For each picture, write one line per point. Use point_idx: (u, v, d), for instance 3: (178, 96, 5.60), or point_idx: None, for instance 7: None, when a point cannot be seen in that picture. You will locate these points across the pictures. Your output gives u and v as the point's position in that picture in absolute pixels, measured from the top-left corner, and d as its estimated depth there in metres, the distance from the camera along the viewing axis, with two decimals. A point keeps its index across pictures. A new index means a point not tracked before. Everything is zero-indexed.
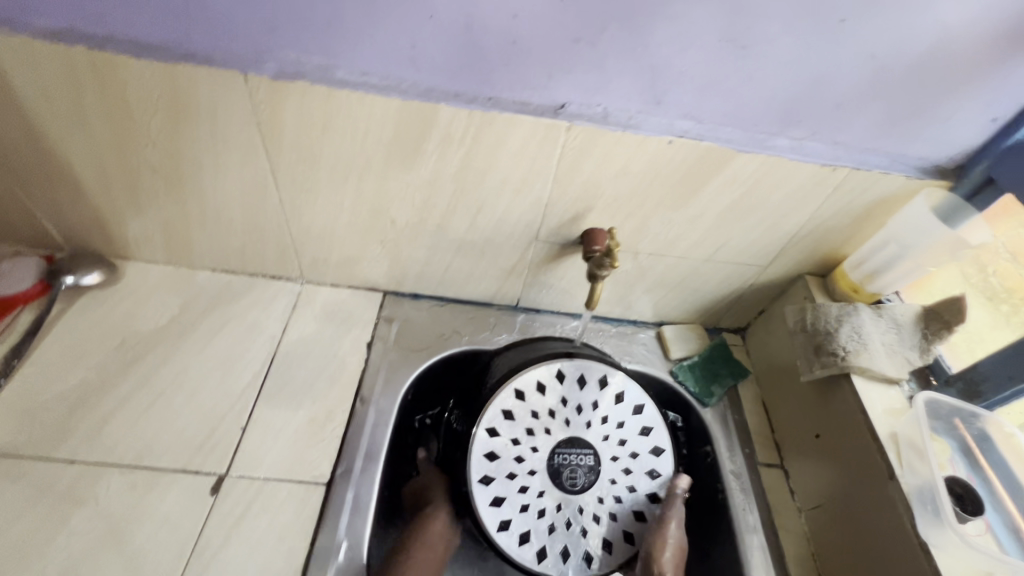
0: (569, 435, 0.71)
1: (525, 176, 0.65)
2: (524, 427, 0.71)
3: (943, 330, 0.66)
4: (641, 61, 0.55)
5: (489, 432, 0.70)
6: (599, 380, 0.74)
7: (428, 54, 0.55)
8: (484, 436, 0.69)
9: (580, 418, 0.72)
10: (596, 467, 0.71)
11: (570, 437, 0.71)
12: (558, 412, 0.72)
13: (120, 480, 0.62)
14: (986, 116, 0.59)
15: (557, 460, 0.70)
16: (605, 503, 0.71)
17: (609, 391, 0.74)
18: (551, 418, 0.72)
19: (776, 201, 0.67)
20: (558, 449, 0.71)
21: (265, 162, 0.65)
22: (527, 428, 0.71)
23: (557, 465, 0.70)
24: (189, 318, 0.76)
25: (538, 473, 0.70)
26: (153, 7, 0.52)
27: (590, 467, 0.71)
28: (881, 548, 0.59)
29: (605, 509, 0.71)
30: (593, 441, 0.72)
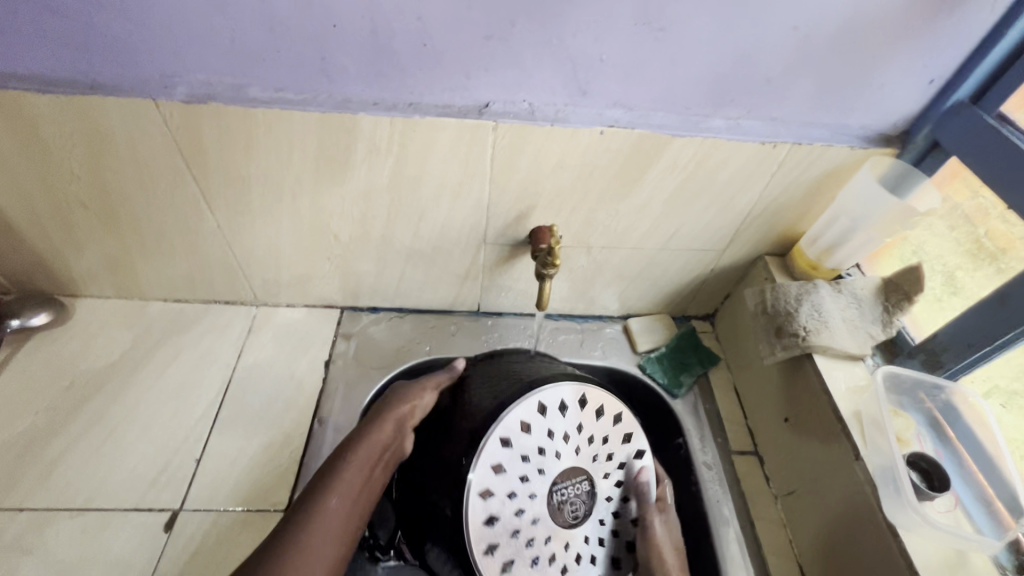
0: (566, 471, 0.58)
1: (460, 180, 0.63)
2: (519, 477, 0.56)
3: (903, 301, 0.64)
4: (559, 53, 0.53)
5: (477, 493, 0.54)
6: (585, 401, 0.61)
7: (339, 64, 0.53)
8: (478, 502, 0.54)
9: (577, 448, 0.60)
10: (592, 498, 0.60)
11: (568, 472, 0.59)
12: (554, 446, 0.58)
13: (72, 524, 0.61)
14: (923, 79, 0.57)
15: (554, 501, 0.57)
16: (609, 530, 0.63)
17: (605, 409, 0.62)
18: (546, 454, 0.58)
19: (721, 184, 0.66)
20: (562, 489, 0.58)
21: (194, 187, 0.63)
22: (523, 478, 0.56)
23: (552, 506, 0.57)
24: (141, 352, 0.75)
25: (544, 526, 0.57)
26: (50, 40, 0.51)
27: (586, 499, 0.60)
28: (862, 546, 0.57)
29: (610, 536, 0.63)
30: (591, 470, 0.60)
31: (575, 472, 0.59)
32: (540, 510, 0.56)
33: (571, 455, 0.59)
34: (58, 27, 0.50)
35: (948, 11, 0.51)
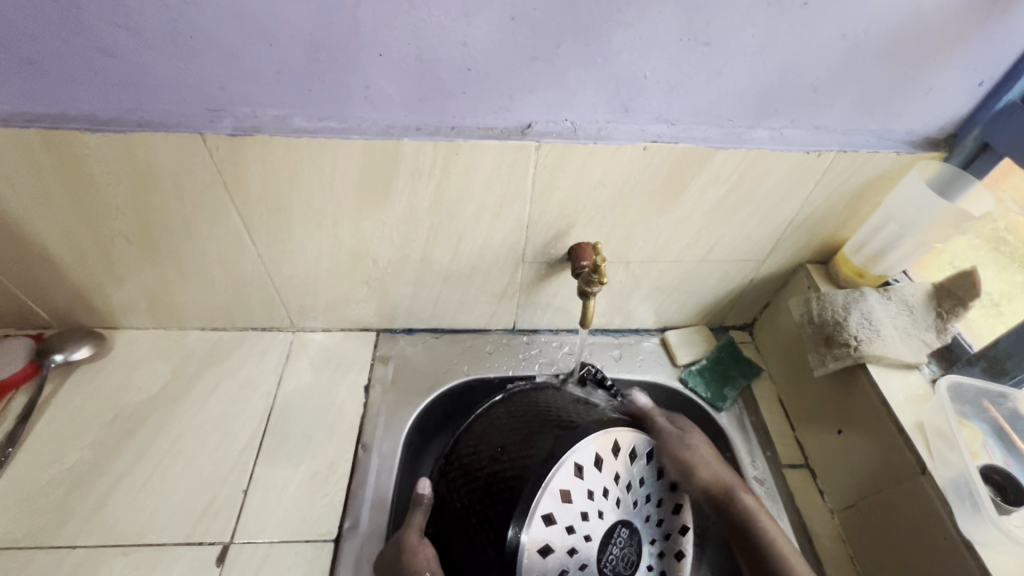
0: (606, 532, 0.53)
1: (501, 201, 0.63)
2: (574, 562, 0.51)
3: (958, 307, 0.63)
4: (603, 71, 0.53)
5: None
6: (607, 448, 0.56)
7: (384, 91, 0.53)
8: None
9: (606, 506, 0.55)
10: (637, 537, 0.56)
11: (611, 534, 0.54)
12: (587, 521, 0.52)
13: (124, 560, 0.60)
14: (972, 81, 0.56)
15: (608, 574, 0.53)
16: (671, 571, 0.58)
17: (603, 456, 0.56)
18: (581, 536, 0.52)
19: (764, 194, 0.65)
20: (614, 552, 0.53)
21: (236, 217, 0.63)
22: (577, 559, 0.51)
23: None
24: (182, 382, 0.75)
25: None
26: (101, 81, 0.51)
27: (632, 543, 0.55)
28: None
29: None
30: (627, 514, 0.56)
31: (619, 529, 0.55)
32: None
33: (604, 517, 0.54)
34: (109, 68, 0.50)
35: (999, 13, 0.51)
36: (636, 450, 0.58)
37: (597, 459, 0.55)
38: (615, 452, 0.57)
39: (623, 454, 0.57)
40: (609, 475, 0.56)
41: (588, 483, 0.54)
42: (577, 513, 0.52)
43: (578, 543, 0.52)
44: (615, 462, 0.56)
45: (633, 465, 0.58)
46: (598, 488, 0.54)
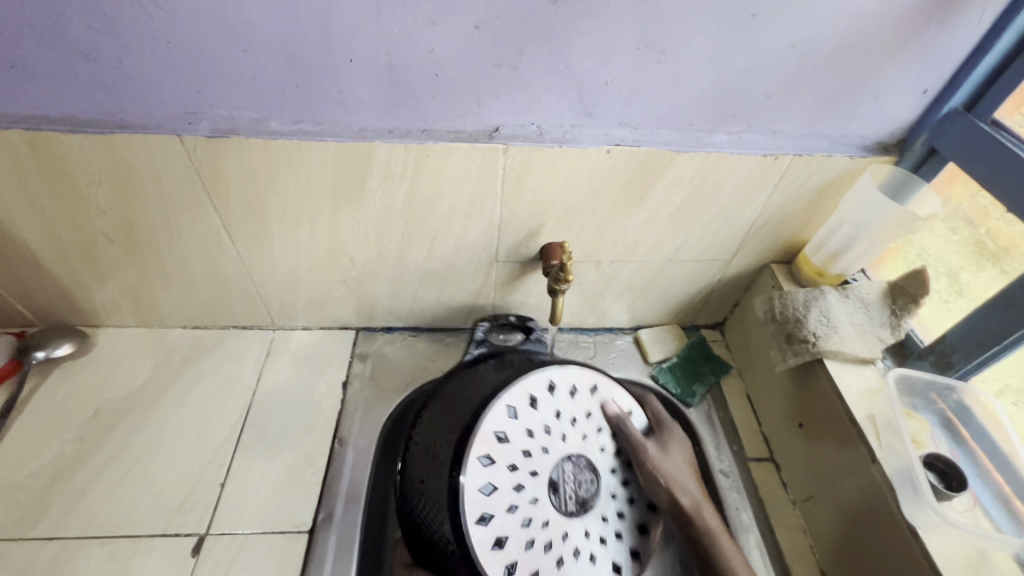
0: (544, 486, 0.61)
1: (473, 201, 0.65)
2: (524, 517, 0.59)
3: (910, 304, 0.66)
4: (566, 77, 0.55)
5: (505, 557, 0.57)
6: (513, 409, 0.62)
7: (356, 95, 0.56)
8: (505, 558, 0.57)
9: (534, 464, 0.61)
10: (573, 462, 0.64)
11: (555, 479, 0.62)
12: (523, 493, 0.60)
13: (101, 551, 0.61)
14: (917, 89, 0.59)
15: (573, 508, 0.63)
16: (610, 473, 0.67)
17: (501, 428, 0.61)
18: (526, 505, 0.60)
19: (726, 196, 0.68)
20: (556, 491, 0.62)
21: (216, 217, 0.65)
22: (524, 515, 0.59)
23: (579, 506, 0.63)
24: (163, 379, 0.77)
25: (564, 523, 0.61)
26: (82, 84, 0.53)
27: (573, 473, 0.64)
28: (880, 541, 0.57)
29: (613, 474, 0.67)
30: (561, 450, 0.64)
31: (561, 466, 0.63)
32: (577, 522, 0.63)
33: (539, 476, 0.61)
34: (88, 71, 0.52)
35: (937, 25, 0.54)
36: (534, 399, 0.64)
37: (499, 436, 0.60)
38: (514, 416, 0.62)
39: (525, 406, 0.63)
40: (521, 435, 0.61)
41: (502, 464, 0.59)
42: (512, 495, 0.59)
43: (529, 513, 0.60)
44: (517, 423, 0.62)
45: (537, 412, 0.64)
46: (516, 457, 0.60)
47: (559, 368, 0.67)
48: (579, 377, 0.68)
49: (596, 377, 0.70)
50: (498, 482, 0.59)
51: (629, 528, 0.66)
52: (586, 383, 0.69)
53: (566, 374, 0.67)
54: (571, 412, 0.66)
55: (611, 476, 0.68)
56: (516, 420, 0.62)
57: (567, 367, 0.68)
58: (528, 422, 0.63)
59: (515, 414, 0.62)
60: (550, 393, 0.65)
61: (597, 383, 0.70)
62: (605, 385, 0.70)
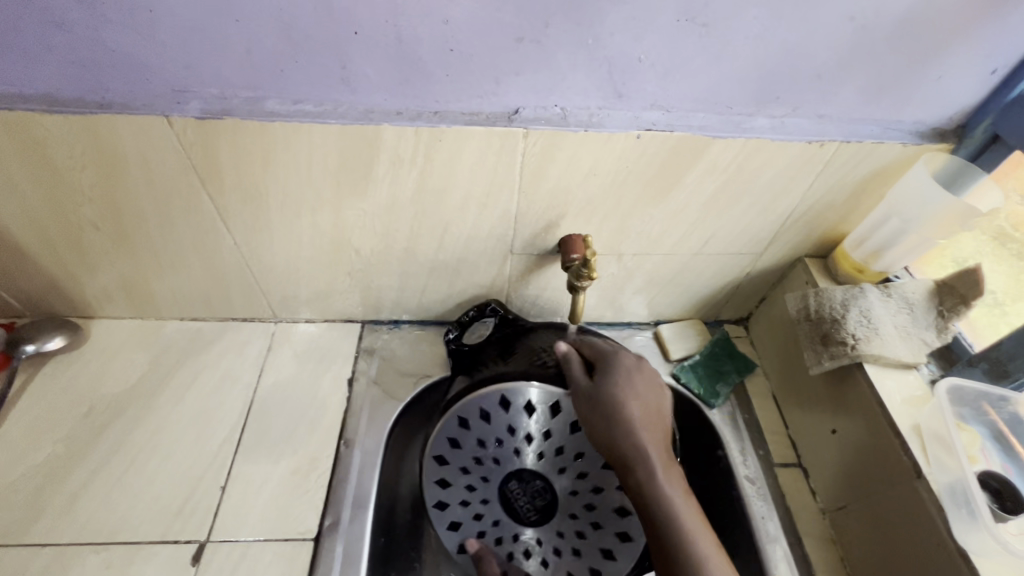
0: (499, 510, 0.63)
1: (488, 191, 0.60)
2: (494, 541, 0.63)
3: (959, 305, 0.61)
4: (595, 54, 0.50)
5: None
6: (439, 454, 0.63)
7: (361, 72, 0.50)
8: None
9: (486, 493, 0.63)
10: (519, 476, 0.62)
11: (505, 497, 0.62)
12: (482, 520, 0.63)
13: (97, 558, 0.59)
14: (985, 69, 0.53)
15: (534, 517, 0.62)
16: (569, 473, 0.61)
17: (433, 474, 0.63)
18: (492, 528, 0.63)
19: (763, 186, 0.62)
20: (513, 515, 0.62)
21: (210, 205, 0.61)
22: (491, 539, 0.63)
23: (539, 511, 0.62)
24: (159, 374, 0.73)
25: (533, 536, 0.62)
26: (57, 59, 0.48)
27: (524, 487, 0.62)
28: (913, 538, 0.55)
29: (574, 474, 0.61)
30: (499, 472, 0.62)
31: (506, 486, 0.62)
32: (546, 527, 0.62)
33: (490, 503, 0.63)
34: (64, 43, 0.47)
35: None
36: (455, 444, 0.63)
37: (438, 480, 0.63)
38: (444, 461, 0.63)
39: (446, 449, 0.63)
40: (456, 473, 0.63)
41: (452, 503, 0.63)
42: (475, 527, 0.63)
43: (498, 534, 0.63)
44: (445, 467, 0.63)
45: (460, 449, 0.62)
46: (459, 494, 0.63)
47: (461, 402, 0.62)
48: (484, 398, 0.61)
49: (503, 388, 0.61)
50: (455, 517, 0.63)
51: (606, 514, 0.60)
52: (496, 401, 0.61)
53: (476, 398, 0.61)
54: (494, 434, 0.62)
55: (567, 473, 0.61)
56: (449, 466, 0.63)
57: (476, 394, 0.61)
58: (457, 459, 0.63)
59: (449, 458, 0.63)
60: (462, 428, 0.62)
61: (507, 393, 0.61)
62: (519, 395, 0.60)
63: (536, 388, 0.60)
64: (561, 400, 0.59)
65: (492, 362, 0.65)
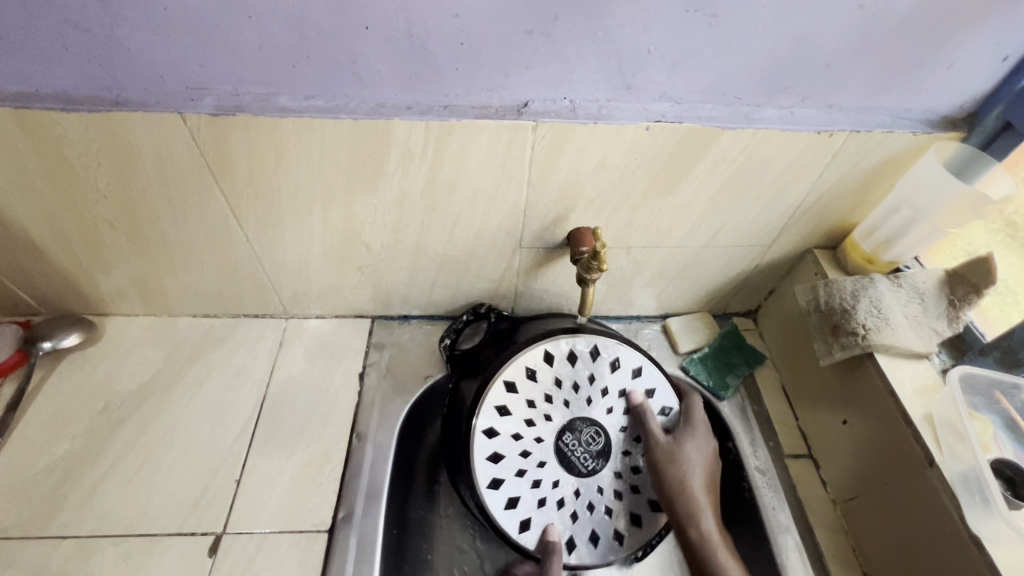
0: (557, 471, 0.64)
1: (497, 184, 0.60)
2: (556, 503, 0.64)
3: (971, 294, 0.61)
4: (604, 46, 0.50)
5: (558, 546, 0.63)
6: (488, 428, 0.63)
7: (372, 68, 0.50)
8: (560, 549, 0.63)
9: (540, 456, 0.64)
10: (574, 431, 0.65)
11: (561, 454, 0.64)
12: (541, 487, 0.64)
13: (116, 550, 0.59)
14: (996, 56, 0.53)
15: (592, 465, 0.65)
16: (614, 412, 0.67)
17: (485, 450, 0.62)
18: (552, 491, 0.64)
19: (772, 177, 0.62)
20: (574, 469, 0.64)
21: (223, 202, 0.61)
22: (553, 501, 0.64)
23: (595, 459, 0.65)
24: (173, 370, 0.74)
25: (594, 484, 0.65)
26: (73, 58, 0.49)
27: (579, 440, 0.65)
28: (926, 527, 0.54)
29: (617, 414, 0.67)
30: (551, 429, 0.65)
31: (560, 441, 0.65)
32: (605, 470, 0.65)
33: (547, 466, 0.64)
34: (79, 42, 0.47)
35: None
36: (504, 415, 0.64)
37: (490, 456, 0.63)
38: (493, 436, 0.63)
39: (496, 419, 0.64)
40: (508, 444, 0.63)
41: (508, 476, 0.63)
42: (535, 495, 0.63)
43: (560, 496, 0.64)
44: (496, 439, 0.63)
45: (510, 416, 0.64)
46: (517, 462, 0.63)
47: (509, 365, 0.65)
48: (530, 357, 0.66)
49: (545, 345, 0.66)
50: (513, 490, 0.63)
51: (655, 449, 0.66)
52: (540, 357, 0.66)
53: (518, 362, 0.65)
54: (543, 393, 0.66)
55: (613, 414, 0.67)
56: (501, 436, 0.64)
57: (515, 359, 0.65)
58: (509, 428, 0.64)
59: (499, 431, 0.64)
60: (511, 394, 0.65)
61: (551, 348, 0.66)
62: (560, 349, 0.67)
63: (571, 342, 0.67)
64: (598, 344, 0.67)
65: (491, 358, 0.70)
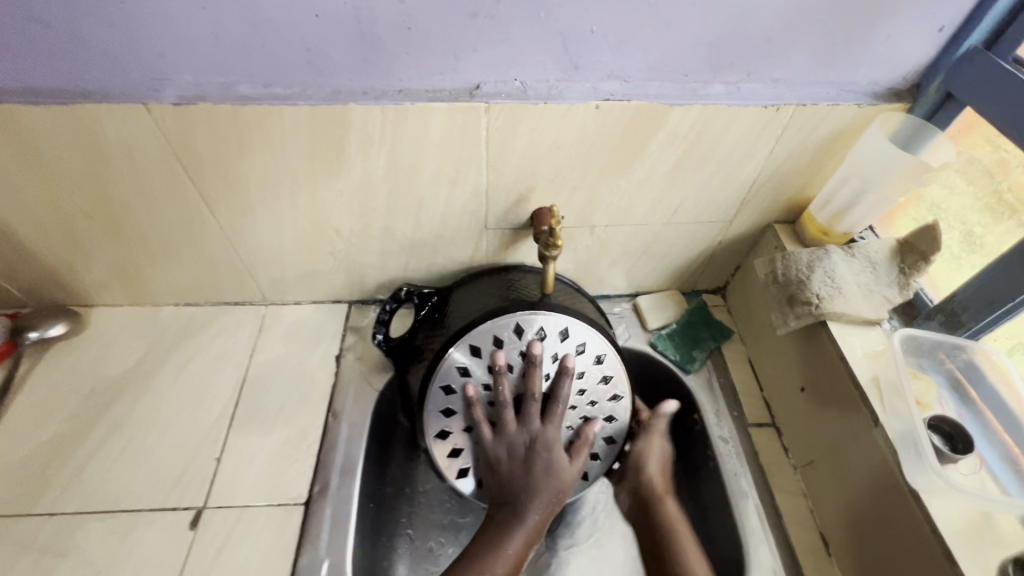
0: None
1: (456, 166, 0.62)
2: None
3: (920, 262, 0.62)
4: (548, 27, 0.52)
5: None
6: (439, 432, 0.65)
7: (326, 55, 0.52)
8: None
9: None
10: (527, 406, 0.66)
11: None
12: None
13: (101, 526, 0.62)
14: (931, 27, 0.54)
15: None
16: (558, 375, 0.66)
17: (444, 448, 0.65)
18: None
19: (724, 152, 0.64)
20: None
21: (193, 190, 0.63)
22: None
23: None
24: (157, 356, 0.77)
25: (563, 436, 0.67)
26: (37, 52, 0.50)
27: None
28: (872, 484, 0.56)
29: None
30: None
31: None
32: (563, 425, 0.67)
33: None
34: (43, 37, 0.49)
35: None
36: (467, 398, 0.63)
37: (450, 453, 0.65)
38: (447, 435, 0.65)
39: (444, 421, 0.65)
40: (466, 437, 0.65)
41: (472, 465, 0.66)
42: None
43: None
44: (451, 436, 0.65)
45: (457, 414, 0.65)
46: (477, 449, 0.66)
47: (438, 373, 0.64)
48: (457, 356, 0.64)
49: (469, 340, 0.64)
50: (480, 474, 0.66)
51: (598, 386, 0.67)
52: (466, 355, 0.64)
53: (449, 362, 0.64)
54: (482, 384, 0.65)
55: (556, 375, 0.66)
56: (473, 408, 0.63)
57: (443, 364, 0.64)
58: (460, 423, 0.65)
59: (468, 404, 0.63)
60: (451, 395, 0.64)
61: (475, 342, 0.64)
62: (484, 338, 0.64)
63: (497, 327, 0.64)
64: (519, 322, 0.64)
65: (426, 342, 0.68)
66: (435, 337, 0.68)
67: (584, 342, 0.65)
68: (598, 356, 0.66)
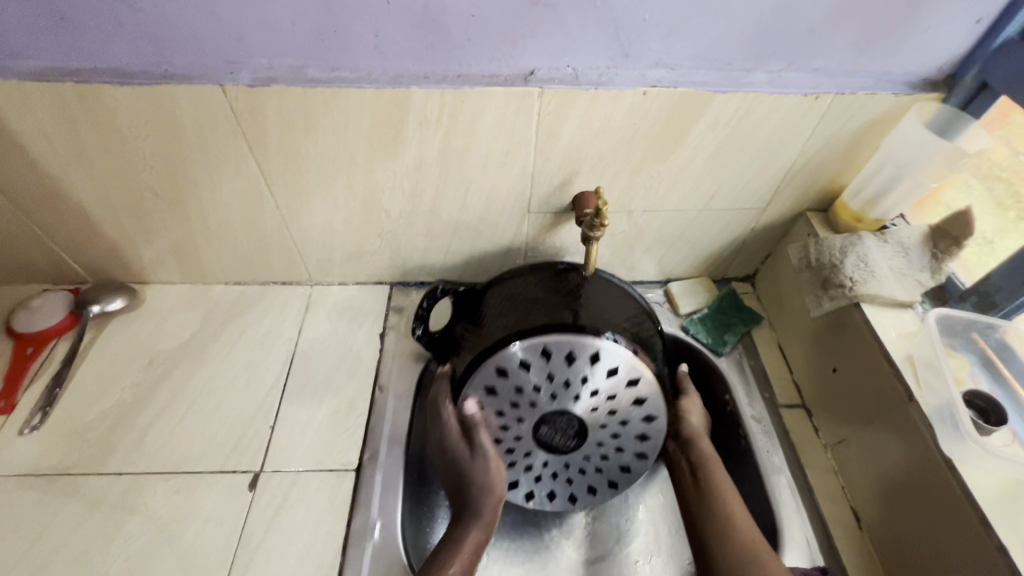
0: (542, 450, 0.63)
1: (506, 149, 0.65)
2: (554, 473, 0.66)
3: (953, 247, 0.64)
4: (603, 15, 0.55)
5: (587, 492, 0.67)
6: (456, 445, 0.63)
7: (393, 40, 0.56)
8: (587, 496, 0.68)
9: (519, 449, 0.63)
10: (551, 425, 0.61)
11: (542, 443, 0.63)
12: (530, 470, 0.65)
13: (166, 485, 0.65)
14: (969, 19, 0.57)
15: (573, 442, 0.63)
16: (585, 402, 0.59)
17: None
18: (542, 468, 0.65)
19: (762, 140, 0.66)
20: (560, 448, 0.63)
21: (256, 169, 0.67)
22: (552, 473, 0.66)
23: (577, 438, 0.62)
24: (210, 331, 0.80)
25: (587, 452, 0.64)
26: (126, 34, 0.54)
27: (558, 429, 0.62)
28: (905, 456, 0.58)
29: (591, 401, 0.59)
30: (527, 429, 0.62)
31: (536, 433, 0.62)
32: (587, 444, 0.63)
33: (533, 454, 0.64)
34: (132, 20, 0.53)
35: None
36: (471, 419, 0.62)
37: None
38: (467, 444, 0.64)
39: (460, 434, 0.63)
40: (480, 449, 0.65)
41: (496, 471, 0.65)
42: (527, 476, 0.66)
43: (553, 470, 0.65)
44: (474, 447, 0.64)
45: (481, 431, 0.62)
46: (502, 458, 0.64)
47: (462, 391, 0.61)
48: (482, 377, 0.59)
49: (494, 361, 0.59)
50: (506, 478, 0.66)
51: (634, 410, 0.61)
52: (492, 374, 0.59)
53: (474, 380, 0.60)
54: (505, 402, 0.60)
55: (583, 400, 0.59)
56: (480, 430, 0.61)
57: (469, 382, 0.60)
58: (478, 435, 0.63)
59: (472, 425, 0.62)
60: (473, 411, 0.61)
61: (501, 364, 0.59)
62: (511, 358, 0.58)
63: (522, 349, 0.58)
64: (548, 344, 0.57)
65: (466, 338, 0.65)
66: (472, 336, 0.65)
67: (618, 365, 0.58)
68: (633, 377, 0.59)
